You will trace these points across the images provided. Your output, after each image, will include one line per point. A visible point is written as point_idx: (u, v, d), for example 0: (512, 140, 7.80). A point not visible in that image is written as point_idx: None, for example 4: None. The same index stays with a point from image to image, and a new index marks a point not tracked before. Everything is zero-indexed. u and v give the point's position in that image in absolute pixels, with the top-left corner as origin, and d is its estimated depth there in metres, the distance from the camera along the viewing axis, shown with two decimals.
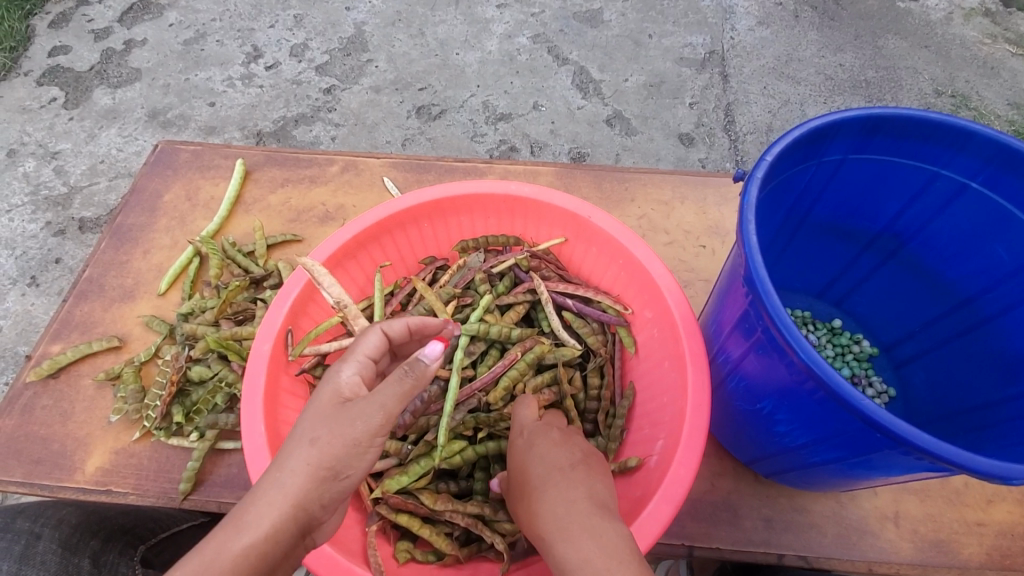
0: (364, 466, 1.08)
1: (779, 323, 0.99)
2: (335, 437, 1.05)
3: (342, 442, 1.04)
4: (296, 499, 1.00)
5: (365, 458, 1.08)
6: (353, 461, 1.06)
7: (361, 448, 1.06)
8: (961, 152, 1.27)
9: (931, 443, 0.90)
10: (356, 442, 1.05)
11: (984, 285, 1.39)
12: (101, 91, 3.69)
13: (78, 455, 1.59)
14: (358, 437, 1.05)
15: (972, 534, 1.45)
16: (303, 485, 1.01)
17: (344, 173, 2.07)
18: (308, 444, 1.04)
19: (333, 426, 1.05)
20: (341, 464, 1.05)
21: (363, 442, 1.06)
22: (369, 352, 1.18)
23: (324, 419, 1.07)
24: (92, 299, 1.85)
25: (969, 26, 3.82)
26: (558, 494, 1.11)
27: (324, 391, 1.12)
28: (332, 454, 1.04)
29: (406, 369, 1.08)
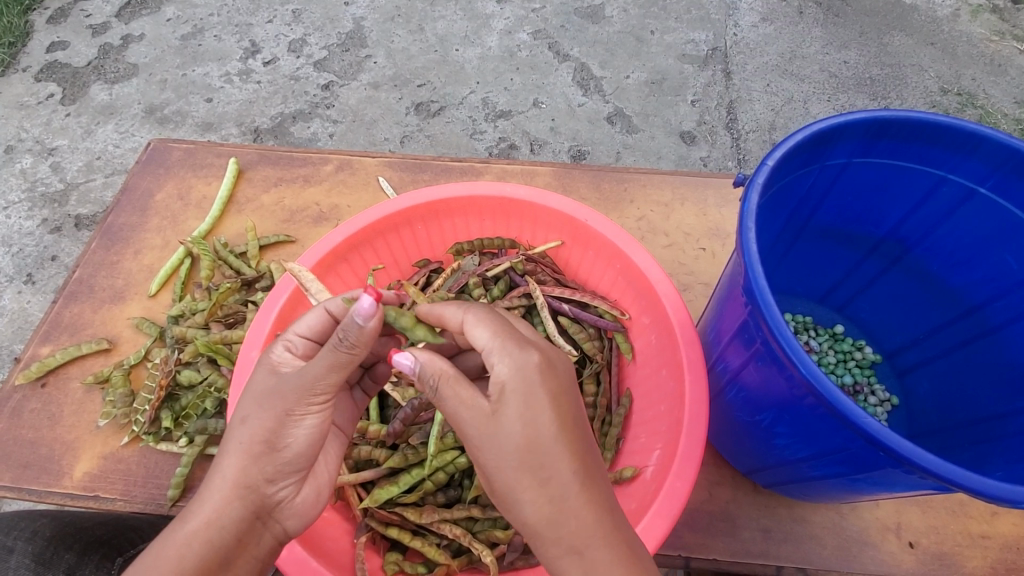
0: (306, 434, 1.05)
1: (779, 336, 0.95)
2: (264, 413, 1.02)
3: (272, 416, 1.01)
4: (232, 481, 1.00)
5: (303, 425, 1.04)
6: (288, 429, 1.03)
7: (295, 417, 1.03)
8: (971, 157, 1.24)
9: (937, 464, 0.87)
10: (287, 412, 1.02)
11: (992, 293, 1.35)
12: (98, 87, 3.66)
13: (66, 460, 1.57)
14: (288, 406, 1.02)
15: (976, 547, 1.42)
16: (237, 466, 1.00)
17: (338, 172, 2.03)
18: (237, 424, 1.03)
19: (260, 404, 1.02)
20: (274, 436, 1.02)
21: (295, 412, 1.03)
22: (301, 331, 1.11)
23: (254, 397, 1.03)
24: (82, 301, 1.82)
25: (975, 23, 3.76)
26: (533, 495, 0.92)
27: (259, 370, 1.09)
28: (264, 428, 1.01)
29: (340, 338, 0.98)
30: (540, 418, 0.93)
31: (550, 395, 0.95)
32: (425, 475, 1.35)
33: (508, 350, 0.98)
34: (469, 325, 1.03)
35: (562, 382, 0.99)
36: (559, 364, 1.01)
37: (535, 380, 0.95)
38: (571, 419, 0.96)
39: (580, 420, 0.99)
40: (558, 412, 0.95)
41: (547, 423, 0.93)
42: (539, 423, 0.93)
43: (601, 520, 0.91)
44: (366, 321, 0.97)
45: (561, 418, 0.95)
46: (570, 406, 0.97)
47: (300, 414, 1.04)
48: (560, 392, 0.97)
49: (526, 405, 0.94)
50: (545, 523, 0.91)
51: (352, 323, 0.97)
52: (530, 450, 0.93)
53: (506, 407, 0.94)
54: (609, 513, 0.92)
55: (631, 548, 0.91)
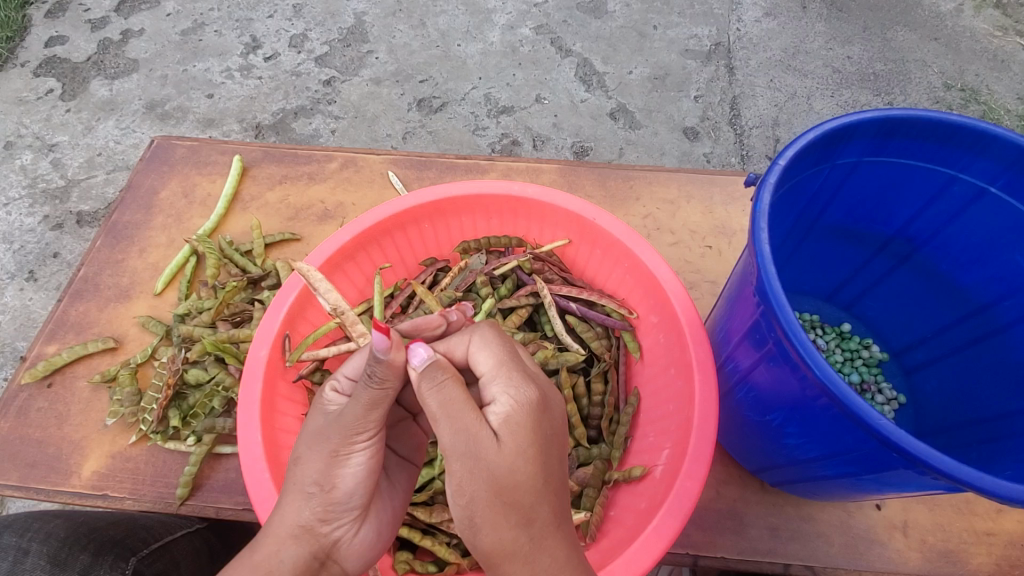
0: (357, 472, 1.01)
1: (793, 338, 0.95)
2: (314, 454, 1.01)
3: (321, 456, 1.00)
4: (284, 520, 0.99)
5: (352, 464, 1.01)
6: (339, 469, 1.00)
7: (342, 456, 1.00)
8: (982, 155, 1.23)
9: (952, 467, 0.87)
10: (334, 451, 1.00)
11: (1001, 292, 1.35)
12: (98, 83, 3.64)
13: (74, 459, 1.57)
14: (333, 445, 1.00)
15: (981, 544, 1.43)
16: (294, 506, 1.00)
17: (343, 170, 2.03)
18: (291, 465, 1.03)
19: (310, 445, 1.02)
20: (322, 477, 1.00)
21: (341, 451, 1.00)
22: (350, 373, 1.09)
23: (306, 437, 1.05)
24: (88, 299, 1.82)
25: (979, 18, 3.74)
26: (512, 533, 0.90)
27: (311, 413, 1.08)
28: (315, 470, 1.00)
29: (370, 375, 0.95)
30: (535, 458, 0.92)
31: (545, 436, 0.95)
32: (434, 474, 1.39)
33: (513, 380, 0.96)
34: (476, 347, 1.02)
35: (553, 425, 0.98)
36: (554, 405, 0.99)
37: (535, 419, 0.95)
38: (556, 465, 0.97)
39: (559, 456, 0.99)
40: (548, 456, 0.95)
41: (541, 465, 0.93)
42: (535, 464, 0.92)
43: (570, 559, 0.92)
44: (385, 354, 0.92)
45: (550, 462, 0.95)
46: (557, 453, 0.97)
47: (346, 453, 1.01)
48: (552, 433, 0.97)
49: (525, 441, 0.92)
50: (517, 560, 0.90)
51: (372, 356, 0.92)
52: (523, 489, 0.91)
53: (508, 436, 0.91)
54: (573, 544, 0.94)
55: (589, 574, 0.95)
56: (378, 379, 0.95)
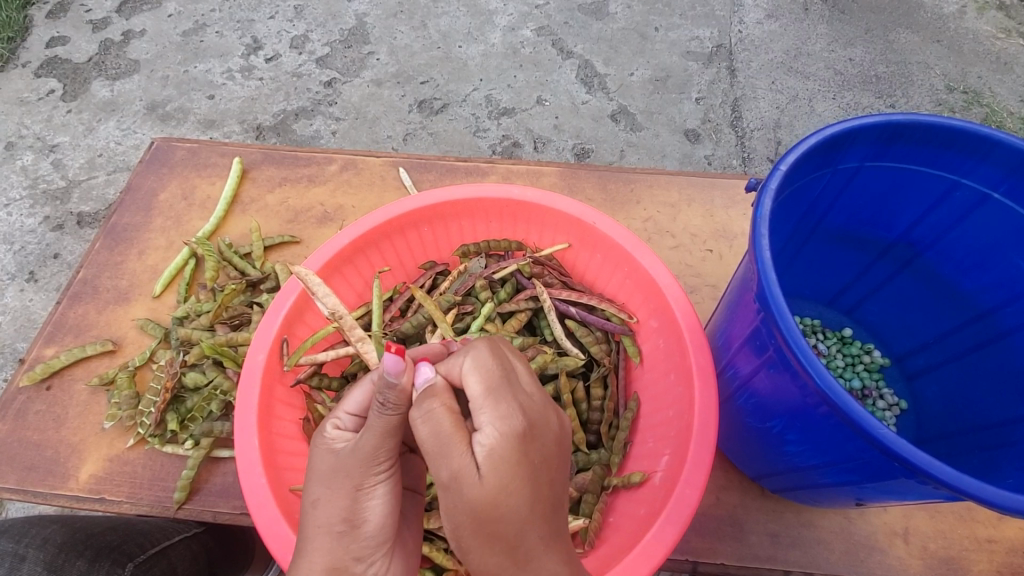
0: (382, 502, 1.01)
1: (794, 346, 0.94)
2: (335, 492, 0.99)
3: (344, 493, 0.99)
4: (322, 566, 0.96)
5: (377, 495, 1.00)
6: (365, 503, 0.99)
7: (365, 490, 0.99)
8: (984, 161, 1.22)
9: (954, 477, 0.86)
10: (357, 486, 0.98)
11: (1003, 298, 1.34)
12: (99, 83, 3.64)
13: (71, 462, 1.57)
14: (355, 480, 0.98)
15: (982, 551, 1.42)
16: (324, 550, 0.97)
17: (343, 172, 2.02)
18: (311, 507, 0.99)
19: (328, 485, 0.99)
20: (351, 513, 0.99)
21: (363, 486, 0.99)
22: (352, 408, 1.06)
23: (319, 478, 1.01)
24: (87, 301, 1.82)
25: (982, 21, 3.73)
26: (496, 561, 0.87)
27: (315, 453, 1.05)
28: (340, 508, 0.98)
29: (382, 400, 0.95)
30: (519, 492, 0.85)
31: (530, 468, 0.87)
32: None
33: (500, 409, 0.89)
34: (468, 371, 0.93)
35: (543, 454, 0.89)
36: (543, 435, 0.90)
37: (521, 450, 0.87)
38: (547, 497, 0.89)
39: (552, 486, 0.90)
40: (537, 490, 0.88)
41: (525, 499, 0.86)
42: (517, 499, 0.85)
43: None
44: (397, 378, 0.92)
45: (537, 494, 0.88)
46: (547, 485, 0.89)
47: (368, 487, 1.00)
48: (540, 465, 0.88)
49: (509, 477, 0.85)
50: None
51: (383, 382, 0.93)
52: (506, 522, 0.86)
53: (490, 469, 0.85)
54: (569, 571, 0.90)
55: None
56: (390, 406, 0.96)
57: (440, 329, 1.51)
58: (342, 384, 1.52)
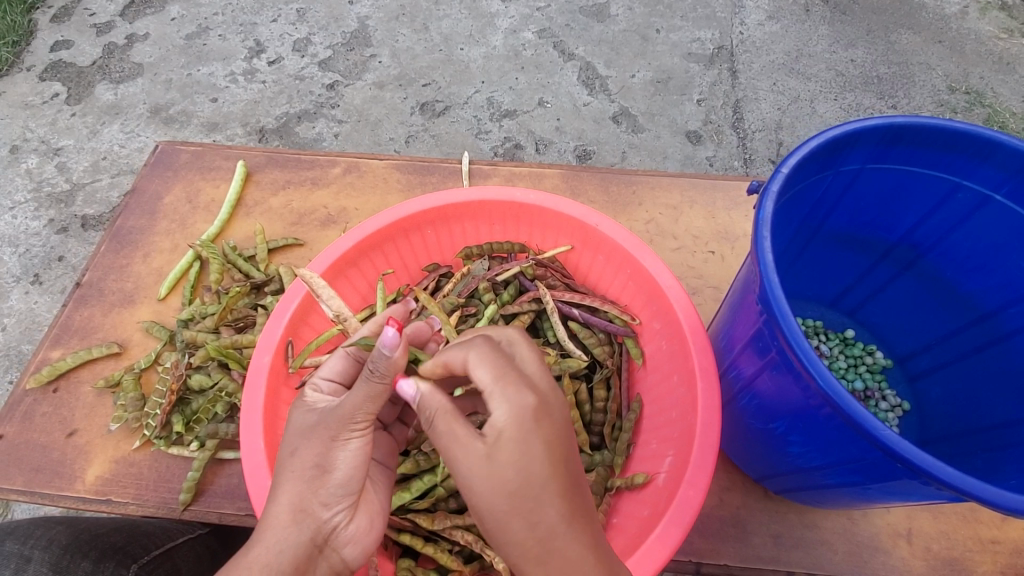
0: (355, 456, 1.06)
1: (796, 347, 0.94)
2: (312, 441, 1.04)
3: (320, 441, 1.04)
4: (289, 507, 1.01)
5: (349, 448, 1.05)
6: (337, 453, 1.04)
7: (341, 442, 1.05)
8: (986, 162, 1.23)
9: (956, 478, 0.87)
10: (333, 437, 1.04)
11: (1006, 300, 1.35)
12: (103, 87, 3.66)
13: (78, 464, 1.58)
14: (333, 431, 1.04)
15: (987, 552, 1.42)
16: (292, 491, 1.01)
17: (346, 175, 2.03)
18: (288, 456, 1.05)
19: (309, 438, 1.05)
20: (323, 461, 1.03)
21: (339, 436, 1.05)
22: (327, 375, 1.18)
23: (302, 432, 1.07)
24: (92, 304, 1.83)
25: (984, 21, 3.73)
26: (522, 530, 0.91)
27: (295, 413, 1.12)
28: (312, 453, 1.03)
29: (372, 367, 1.01)
30: (530, 462, 0.91)
31: (539, 444, 0.92)
32: (438, 481, 1.37)
33: (509, 394, 0.95)
34: (472, 363, 0.99)
35: (562, 422, 0.97)
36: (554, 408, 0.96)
37: (527, 428, 0.92)
38: (564, 471, 0.93)
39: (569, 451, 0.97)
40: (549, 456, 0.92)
41: (542, 470, 0.91)
42: (531, 469, 0.91)
43: (585, 559, 0.90)
44: (391, 351, 1.00)
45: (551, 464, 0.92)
46: (560, 463, 0.93)
47: (343, 439, 1.05)
48: (557, 443, 0.94)
49: (517, 448, 0.92)
50: (533, 561, 0.91)
51: (377, 354, 1.00)
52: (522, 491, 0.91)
53: (500, 453, 0.92)
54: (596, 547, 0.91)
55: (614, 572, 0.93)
56: (381, 371, 1.01)
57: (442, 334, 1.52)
58: None
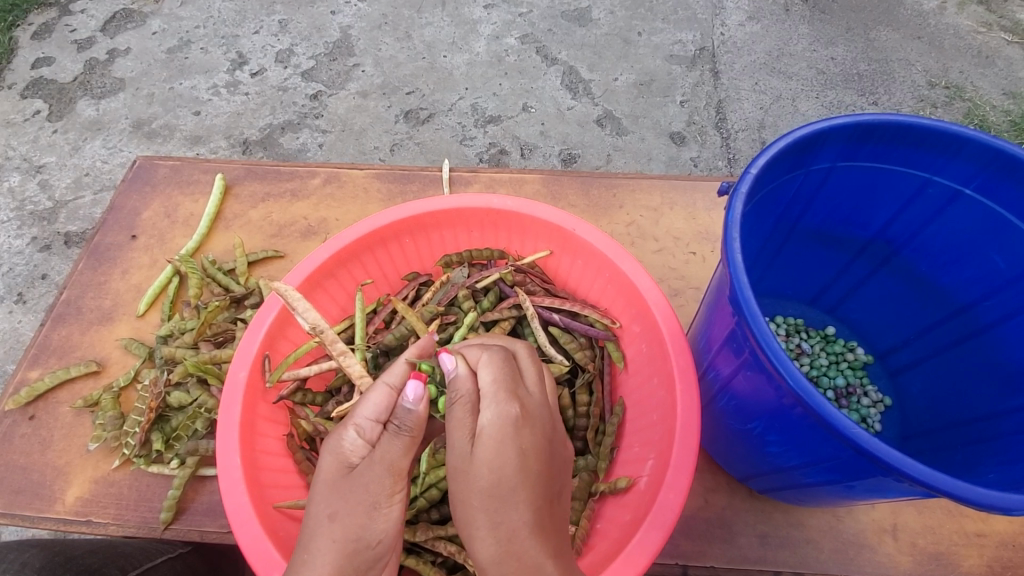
0: (393, 525, 1.05)
1: (766, 348, 0.94)
2: (354, 507, 1.02)
3: (363, 510, 1.02)
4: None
5: (390, 516, 1.04)
6: (378, 522, 1.03)
7: (382, 510, 1.04)
8: (955, 158, 1.24)
9: (926, 474, 0.87)
10: (375, 505, 1.04)
11: (980, 293, 1.36)
12: (85, 103, 3.64)
13: (58, 485, 1.56)
14: (375, 498, 1.04)
15: (973, 546, 1.42)
16: (332, 562, 0.98)
17: (326, 185, 2.02)
18: (327, 520, 1.02)
19: (347, 499, 1.03)
20: (367, 530, 1.02)
21: (382, 503, 1.04)
22: (370, 416, 1.10)
23: (337, 492, 1.04)
24: (71, 322, 1.81)
25: (962, 15, 3.77)
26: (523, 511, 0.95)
27: (327, 460, 1.08)
28: (355, 523, 1.01)
29: (399, 424, 1.08)
30: (510, 462, 0.98)
31: (518, 446, 0.99)
32: (417, 493, 1.37)
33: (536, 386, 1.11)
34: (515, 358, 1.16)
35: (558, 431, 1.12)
36: (537, 416, 1.04)
37: (514, 423, 1.01)
38: (541, 472, 1.00)
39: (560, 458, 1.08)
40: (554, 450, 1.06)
41: (526, 468, 0.98)
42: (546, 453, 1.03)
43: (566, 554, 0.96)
44: (415, 405, 1.08)
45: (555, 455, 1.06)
46: (540, 465, 1.00)
47: (384, 506, 1.05)
48: (534, 447, 1.00)
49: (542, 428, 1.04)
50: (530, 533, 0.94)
51: (402, 409, 1.08)
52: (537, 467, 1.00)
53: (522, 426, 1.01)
54: (557, 556, 0.93)
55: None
56: (406, 428, 1.08)
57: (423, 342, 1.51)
58: (326, 400, 1.54)
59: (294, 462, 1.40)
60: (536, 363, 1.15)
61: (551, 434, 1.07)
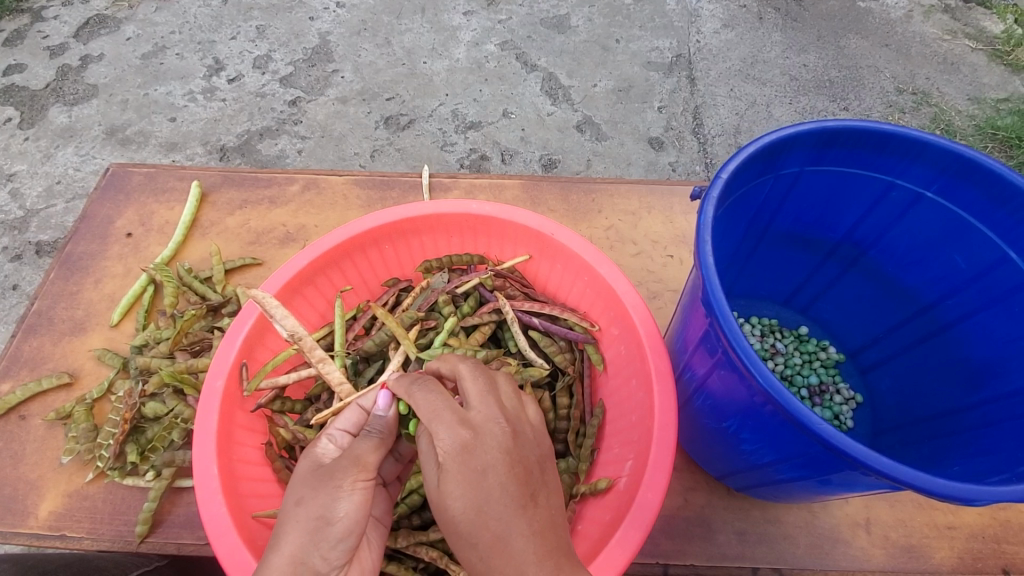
0: (358, 507, 1.04)
1: (738, 349, 0.97)
2: (319, 492, 1.03)
3: (325, 491, 1.03)
4: (290, 557, 0.97)
5: (353, 498, 1.04)
6: (341, 502, 1.03)
7: (345, 492, 1.04)
8: (916, 162, 1.28)
9: (890, 467, 0.90)
10: (338, 486, 1.04)
11: (943, 292, 1.41)
12: (57, 110, 3.56)
13: (30, 500, 1.52)
14: (338, 480, 1.04)
15: (943, 538, 1.46)
16: (294, 542, 0.98)
17: (305, 192, 2.01)
18: (293, 505, 1.02)
19: (312, 484, 1.04)
20: (330, 510, 1.02)
21: (345, 486, 1.04)
22: (342, 425, 1.18)
23: (304, 481, 1.06)
24: (42, 334, 1.77)
25: (928, 23, 3.90)
26: (504, 520, 0.93)
27: (303, 462, 1.11)
28: (318, 503, 1.02)
29: (370, 427, 1.14)
30: (474, 484, 0.96)
31: (475, 467, 0.97)
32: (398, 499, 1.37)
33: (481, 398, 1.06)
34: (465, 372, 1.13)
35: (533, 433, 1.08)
36: (488, 434, 1.01)
37: (462, 448, 0.99)
38: (512, 479, 0.96)
39: (545, 462, 1.05)
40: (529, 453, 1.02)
41: (487, 488, 0.95)
42: (517, 457, 1.00)
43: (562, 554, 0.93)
44: (387, 412, 1.17)
45: (535, 457, 1.03)
46: (504, 473, 0.97)
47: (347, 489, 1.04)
48: (494, 462, 0.98)
49: (504, 436, 1.01)
50: (512, 535, 0.92)
51: (375, 417, 1.17)
52: (511, 470, 0.97)
53: (471, 442, 0.99)
54: (539, 558, 0.90)
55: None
56: (377, 431, 1.14)
57: (402, 347, 1.50)
58: (306, 407, 1.53)
59: (273, 470, 1.40)
60: (481, 382, 1.09)
61: (515, 441, 1.01)
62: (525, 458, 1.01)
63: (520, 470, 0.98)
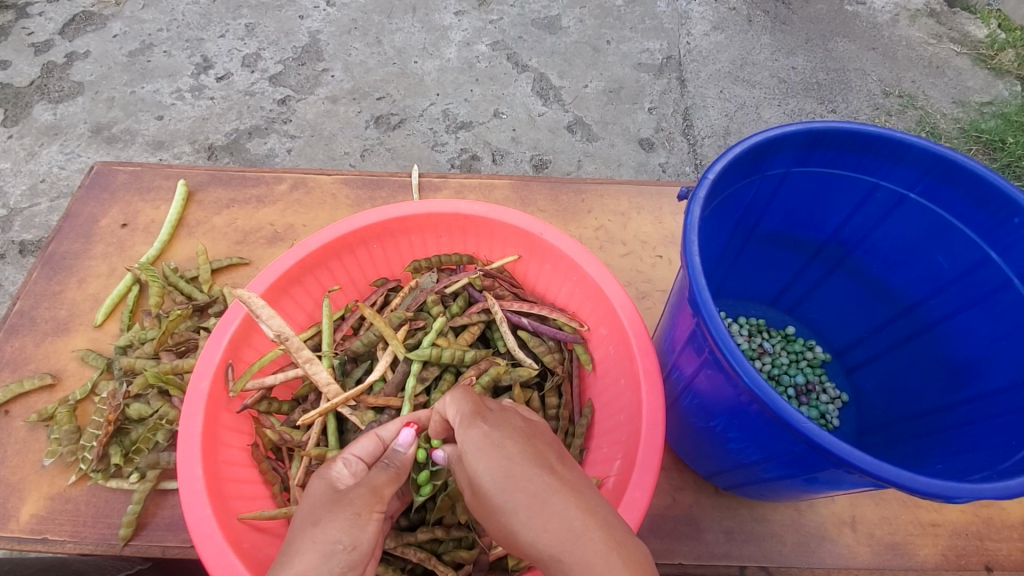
0: (371, 538, 1.01)
1: (723, 348, 0.97)
2: (337, 516, 1.01)
3: (344, 517, 1.00)
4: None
5: (371, 529, 1.01)
6: (360, 530, 1.00)
7: (363, 522, 1.02)
8: (900, 163, 1.29)
9: (873, 465, 0.91)
10: (357, 514, 1.02)
11: (926, 292, 1.43)
12: (41, 107, 3.52)
13: (11, 503, 1.49)
14: (357, 508, 1.03)
15: (927, 536, 1.48)
16: (309, 560, 0.93)
17: (293, 191, 1.99)
18: (310, 526, 0.99)
19: (331, 508, 1.02)
20: (349, 537, 0.98)
21: (362, 515, 1.02)
22: (358, 452, 1.17)
23: (321, 506, 1.04)
24: (23, 334, 1.74)
25: (914, 27, 3.95)
26: (536, 478, 0.91)
27: (316, 484, 1.10)
28: (336, 527, 0.98)
29: (388, 461, 1.15)
30: (498, 453, 0.96)
31: (495, 439, 0.98)
32: None
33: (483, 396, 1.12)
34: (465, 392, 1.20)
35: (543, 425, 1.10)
36: (500, 417, 1.05)
37: (478, 428, 1.01)
38: (532, 447, 0.97)
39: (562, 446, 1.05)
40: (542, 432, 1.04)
41: (509, 455, 0.95)
42: (532, 434, 1.02)
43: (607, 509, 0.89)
44: (406, 449, 1.18)
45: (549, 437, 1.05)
46: (522, 441, 0.98)
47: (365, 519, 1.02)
48: (512, 434, 1.00)
49: (515, 420, 1.05)
50: (550, 490, 0.89)
51: (394, 453, 1.17)
52: (529, 441, 0.99)
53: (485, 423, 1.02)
54: (582, 509, 0.87)
55: (629, 553, 0.82)
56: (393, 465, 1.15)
57: (390, 347, 1.50)
58: (293, 407, 1.53)
59: (260, 471, 1.39)
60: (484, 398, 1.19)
61: (528, 425, 1.05)
62: (540, 436, 1.02)
63: (537, 442, 0.99)
